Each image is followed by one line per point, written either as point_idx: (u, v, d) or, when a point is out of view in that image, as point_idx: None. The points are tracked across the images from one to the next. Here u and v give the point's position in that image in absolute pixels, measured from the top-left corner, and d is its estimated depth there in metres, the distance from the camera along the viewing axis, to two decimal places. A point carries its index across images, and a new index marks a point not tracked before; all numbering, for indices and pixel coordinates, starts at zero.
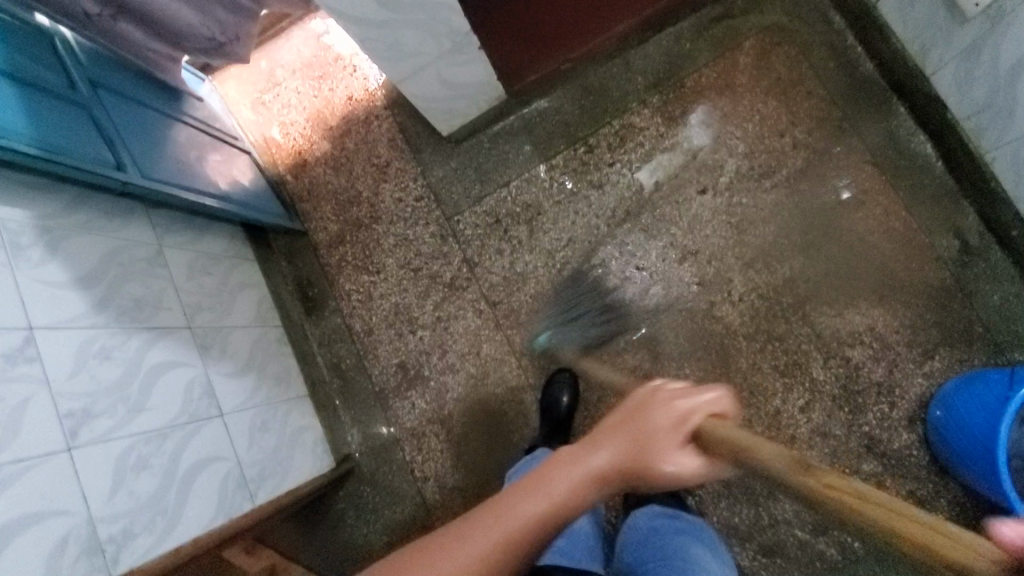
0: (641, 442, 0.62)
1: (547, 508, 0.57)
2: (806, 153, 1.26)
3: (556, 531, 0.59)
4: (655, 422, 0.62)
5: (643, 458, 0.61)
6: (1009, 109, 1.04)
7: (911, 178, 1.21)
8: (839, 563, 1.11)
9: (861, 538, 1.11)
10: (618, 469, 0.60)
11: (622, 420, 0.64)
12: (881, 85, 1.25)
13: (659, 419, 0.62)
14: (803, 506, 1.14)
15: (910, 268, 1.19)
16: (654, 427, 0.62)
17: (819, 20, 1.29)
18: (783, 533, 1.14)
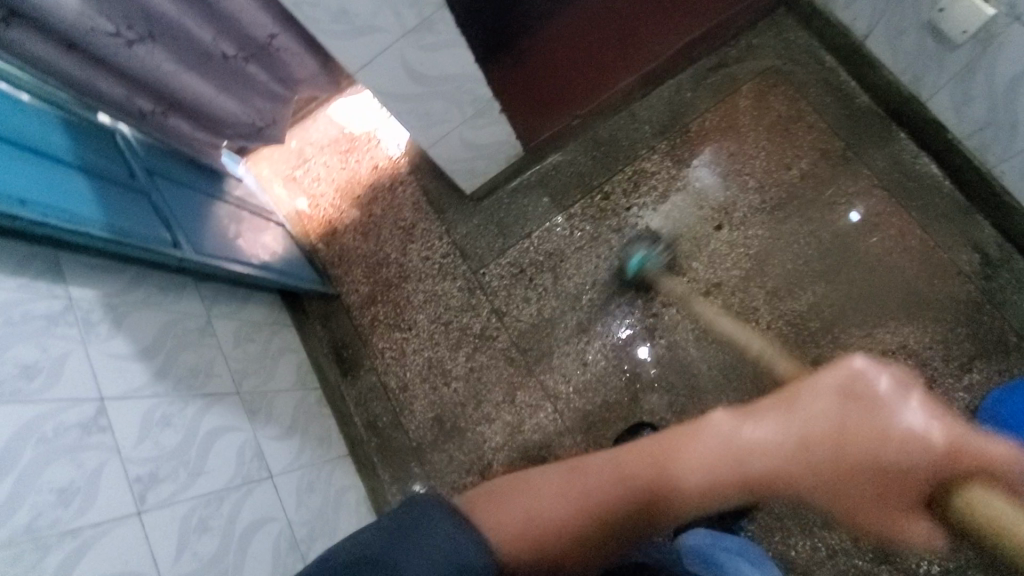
0: (649, 485, 0.64)
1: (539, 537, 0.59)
2: (815, 183, 1.31)
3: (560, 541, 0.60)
4: (671, 478, 0.64)
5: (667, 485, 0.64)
6: (1010, 124, 1.08)
7: (921, 198, 1.25)
8: None
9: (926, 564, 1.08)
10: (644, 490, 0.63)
11: (624, 466, 0.65)
12: (878, 115, 1.31)
13: (685, 474, 0.65)
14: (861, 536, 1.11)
15: (936, 284, 1.20)
16: (703, 449, 0.67)
17: (810, 60, 1.37)
18: (843, 567, 1.10)
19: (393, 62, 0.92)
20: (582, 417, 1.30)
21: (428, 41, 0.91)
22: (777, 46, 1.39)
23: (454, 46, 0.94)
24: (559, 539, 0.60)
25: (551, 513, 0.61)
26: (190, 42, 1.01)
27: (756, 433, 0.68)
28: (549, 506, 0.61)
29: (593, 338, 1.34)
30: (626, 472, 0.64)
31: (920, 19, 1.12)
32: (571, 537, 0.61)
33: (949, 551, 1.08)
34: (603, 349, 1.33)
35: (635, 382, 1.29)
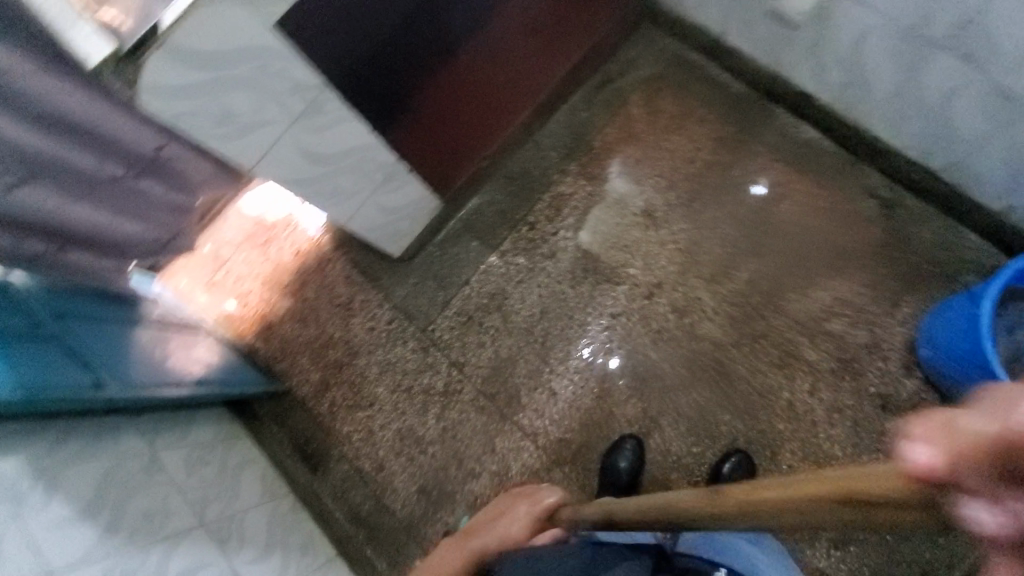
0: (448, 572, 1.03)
1: None
2: (718, 170, 1.39)
3: None
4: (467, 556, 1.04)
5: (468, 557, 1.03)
6: (863, 82, 1.18)
7: (813, 161, 1.35)
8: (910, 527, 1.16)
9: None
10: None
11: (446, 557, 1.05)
12: (755, 97, 1.41)
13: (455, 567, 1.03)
14: None
15: (848, 234, 1.30)
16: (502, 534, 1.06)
17: (683, 60, 1.47)
18: None
19: (287, 147, 0.92)
20: (567, 445, 1.30)
21: (319, 122, 0.92)
22: (649, 53, 1.48)
23: (349, 124, 0.95)
24: None
25: None
26: (74, 171, 0.95)
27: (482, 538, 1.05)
28: None
29: (557, 365, 1.34)
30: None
31: (761, 8, 1.22)
32: None
33: None
34: (570, 373, 1.33)
35: (609, 399, 1.30)
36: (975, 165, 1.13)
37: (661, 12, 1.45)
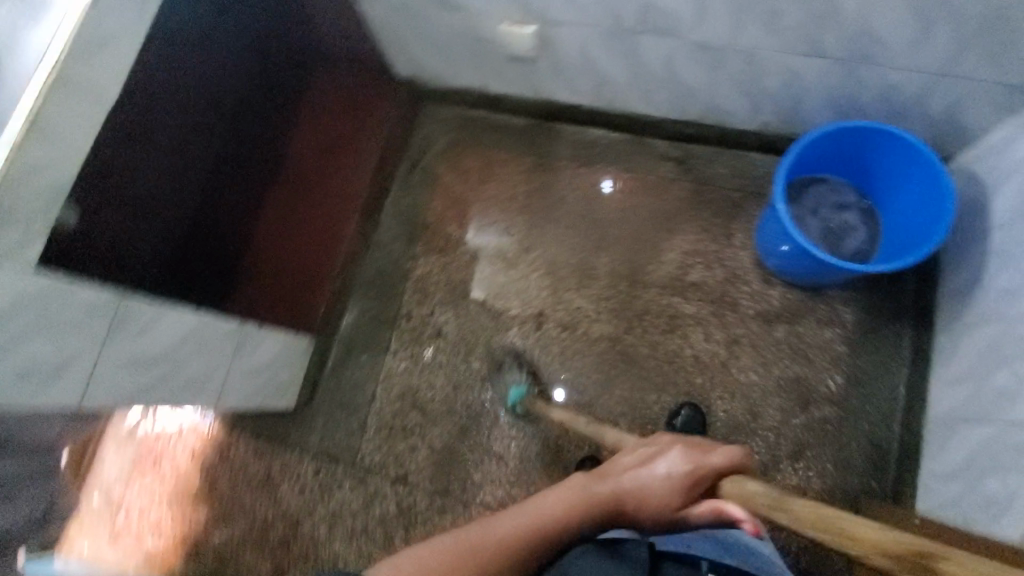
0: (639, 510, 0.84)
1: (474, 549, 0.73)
2: (540, 195, 1.51)
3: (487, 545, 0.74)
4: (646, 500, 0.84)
5: (631, 505, 0.84)
6: (607, 82, 1.32)
7: (608, 154, 1.49)
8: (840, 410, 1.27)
9: (831, 380, 1.29)
10: (532, 530, 0.77)
11: (562, 516, 0.80)
12: (540, 124, 1.54)
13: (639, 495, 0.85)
14: (783, 398, 1.29)
15: (666, 198, 1.45)
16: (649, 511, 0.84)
17: (465, 119, 1.58)
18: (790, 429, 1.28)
19: (114, 366, 0.88)
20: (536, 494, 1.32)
21: (135, 328, 0.90)
22: (434, 125, 1.58)
23: (167, 316, 0.96)
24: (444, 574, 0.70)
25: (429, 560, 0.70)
26: None
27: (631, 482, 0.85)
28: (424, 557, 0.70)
29: (491, 430, 1.36)
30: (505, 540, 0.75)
31: (497, 61, 1.34)
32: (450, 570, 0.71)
33: (835, 359, 1.29)
34: (506, 431, 1.35)
35: (550, 434, 1.34)
36: (726, 106, 1.29)
37: (427, 90, 1.56)
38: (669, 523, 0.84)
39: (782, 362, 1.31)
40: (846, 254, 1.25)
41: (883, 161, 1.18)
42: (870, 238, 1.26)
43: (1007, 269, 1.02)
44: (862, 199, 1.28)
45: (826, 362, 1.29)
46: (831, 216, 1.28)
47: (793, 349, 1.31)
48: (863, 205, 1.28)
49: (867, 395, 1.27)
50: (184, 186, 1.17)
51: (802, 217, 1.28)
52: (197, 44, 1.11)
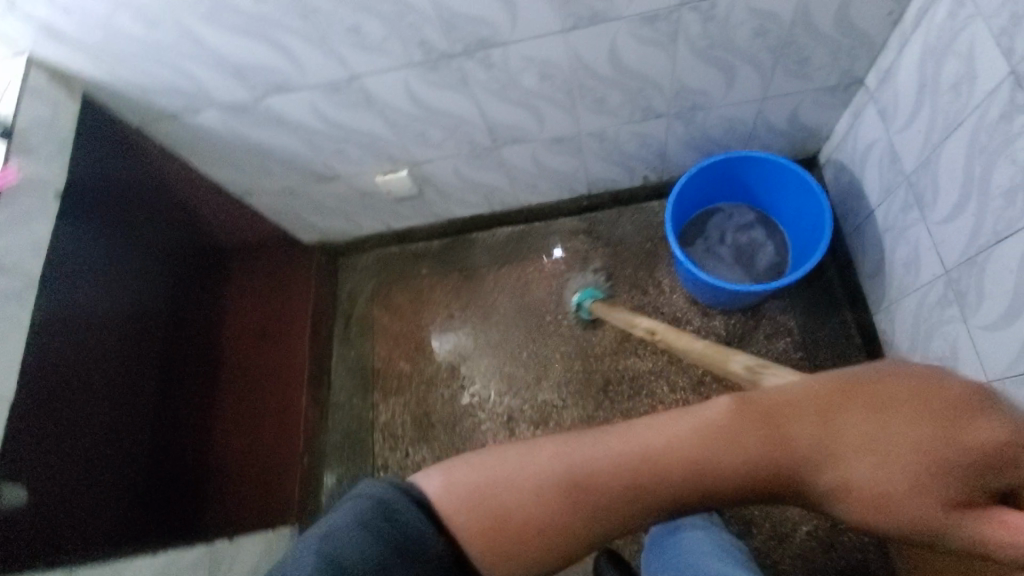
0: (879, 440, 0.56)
1: (588, 478, 0.53)
2: (473, 305, 1.55)
3: (612, 473, 0.53)
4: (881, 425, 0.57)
5: (811, 457, 0.55)
6: (492, 191, 1.40)
7: (523, 246, 1.56)
8: None
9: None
10: (681, 472, 0.53)
11: (776, 403, 0.57)
12: (453, 240, 1.61)
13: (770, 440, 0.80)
14: None
15: (588, 269, 1.50)
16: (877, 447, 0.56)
17: (384, 259, 1.65)
18: None
19: None
20: None
21: None
22: (360, 274, 1.65)
23: (128, 569, 0.93)
24: (533, 494, 0.53)
25: (532, 497, 0.53)
26: None
27: (835, 402, 0.57)
28: (525, 478, 0.54)
29: None
30: (630, 476, 0.53)
31: (387, 206, 1.42)
32: (539, 501, 0.53)
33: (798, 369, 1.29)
34: None
35: None
36: (605, 176, 1.37)
37: (343, 246, 1.63)
38: (844, 491, 0.56)
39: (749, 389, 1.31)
40: (761, 271, 1.28)
41: (757, 180, 1.24)
42: (779, 249, 1.29)
43: (897, 242, 1.05)
44: (759, 215, 1.32)
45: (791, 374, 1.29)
46: (735, 241, 1.32)
47: None
48: (762, 221, 1.33)
49: None
50: (122, 400, 1.23)
51: (711, 249, 1.32)
52: (101, 283, 1.19)
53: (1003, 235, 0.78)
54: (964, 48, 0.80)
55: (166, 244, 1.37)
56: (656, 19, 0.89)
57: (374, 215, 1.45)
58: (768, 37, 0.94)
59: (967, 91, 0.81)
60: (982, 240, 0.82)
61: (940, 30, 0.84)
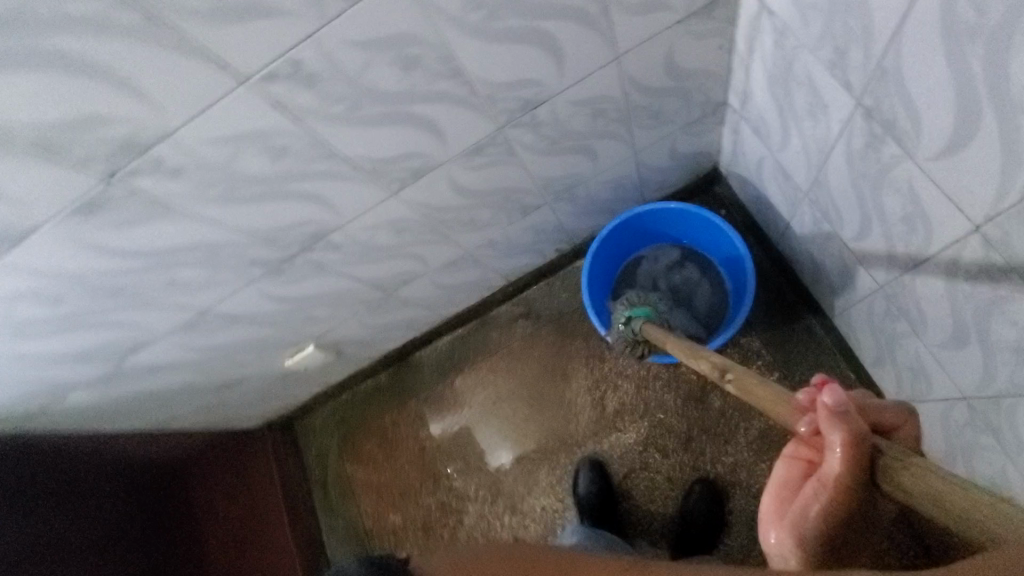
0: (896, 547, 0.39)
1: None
2: (440, 428, 1.46)
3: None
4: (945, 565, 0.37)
5: None
6: (412, 320, 1.31)
7: (467, 351, 1.47)
8: None
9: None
10: None
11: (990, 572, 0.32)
12: (399, 368, 1.52)
13: (846, 474, 0.56)
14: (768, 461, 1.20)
15: (539, 353, 1.42)
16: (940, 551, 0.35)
17: (338, 410, 1.56)
18: None
19: None
20: None
21: None
22: (319, 434, 1.56)
23: None
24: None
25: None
26: None
27: None
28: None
29: None
30: None
31: (313, 374, 1.33)
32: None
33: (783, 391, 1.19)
34: None
35: None
36: (517, 265, 1.29)
37: (292, 414, 1.54)
38: None
39: (740, 428, 1.23)
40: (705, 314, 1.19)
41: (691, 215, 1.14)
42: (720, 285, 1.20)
43: (823, 254, 0.97)
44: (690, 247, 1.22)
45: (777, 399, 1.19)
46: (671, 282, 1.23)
47: (740, 408, 1.23)
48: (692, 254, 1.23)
49: None
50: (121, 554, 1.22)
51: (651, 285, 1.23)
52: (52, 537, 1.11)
53: (920, 257, 0.70)
54: (804, 76, 0.72)
55: (126, 483, 1.29)
56: (484, 148, 0.82)
57: (306, 385, 1.37)
58: (608, 114, 0.87)
59: (823, 116, 0.73)
60: (902, 260, 0.74)
61: (773, 60, 0.76)
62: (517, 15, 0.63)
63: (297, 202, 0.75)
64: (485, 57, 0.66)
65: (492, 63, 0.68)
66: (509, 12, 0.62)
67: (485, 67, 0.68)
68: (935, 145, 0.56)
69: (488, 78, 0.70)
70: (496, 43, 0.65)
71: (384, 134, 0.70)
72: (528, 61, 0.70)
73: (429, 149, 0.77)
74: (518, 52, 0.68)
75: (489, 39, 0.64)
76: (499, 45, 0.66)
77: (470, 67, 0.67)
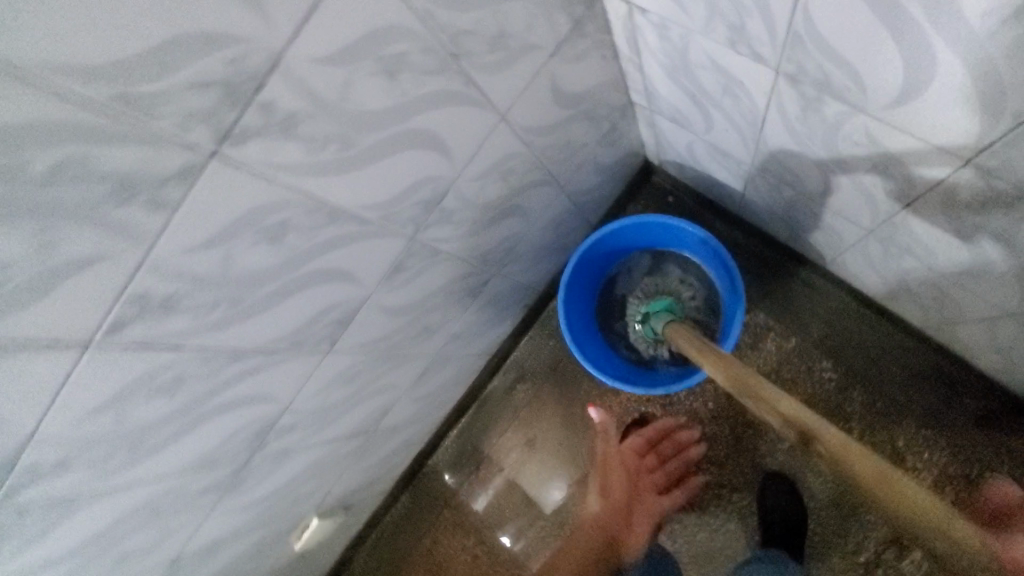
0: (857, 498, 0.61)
1: None
2: (483, 530, 1.32)
3: None
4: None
5: None
6: (410, 439, 1.20)
7: (477, 439, 1.36)
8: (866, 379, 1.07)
9: (823, 371, 1.10)
10: None
11: None
12: (417, 482, 1.39)
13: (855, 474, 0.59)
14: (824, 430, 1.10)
15: (549, 411, 1.30)
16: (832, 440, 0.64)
17: (371, 555, 1.41)
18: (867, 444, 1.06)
19: None
20: None
21: None
22: None
23: None
24: None
25: None
26: None
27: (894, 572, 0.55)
28: None
29: None
30: None
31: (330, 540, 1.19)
32: None
33: (805, 355, 1.12)
34: None
35: None
36: (491, 338, 1.19)
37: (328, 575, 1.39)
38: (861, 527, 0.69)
39: (782, 408, 1.13)
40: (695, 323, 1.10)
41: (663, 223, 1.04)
42: (707, 290, 1.10)
43: (793, 213, 0.90)
44: (668, 251, 1.12)
45: (805, 365, 1.12)
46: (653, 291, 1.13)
47: (773, 386, 1.14)
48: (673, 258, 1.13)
49: (860, 345, 1.08)
50: None
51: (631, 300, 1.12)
52: None
53: (903, 199, 0.63)
54: (703, 61, 0.65)
55: None
56: (405, 263, 0.72)
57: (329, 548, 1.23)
58: (518, 170, 0.79)
59: (743, 91, 0.66)
60: (883, 203, 0.67)
61: (665, 54, 0.69)
62: (380, 131, 0.53)
63: (227, 411, 0.64)
64: (364, 186, 0.56)
65: (375, 188, 0.58)
66: (369, 132, 0.52)
67: (369, 194, 0.58)
68: (886, 95, 0.49)
69: (378, 202, 0.60)
70: (369, 168, 0.55)
71: (288, 307, 0.60)
72: (412, 165, 0.60)
73: (346, 294, 0.66)
74: (397, 164, 0.58)
75: (359, 168, 0.54)
76: (374, 168, 0.56)
77: (352, 203, 0.57)
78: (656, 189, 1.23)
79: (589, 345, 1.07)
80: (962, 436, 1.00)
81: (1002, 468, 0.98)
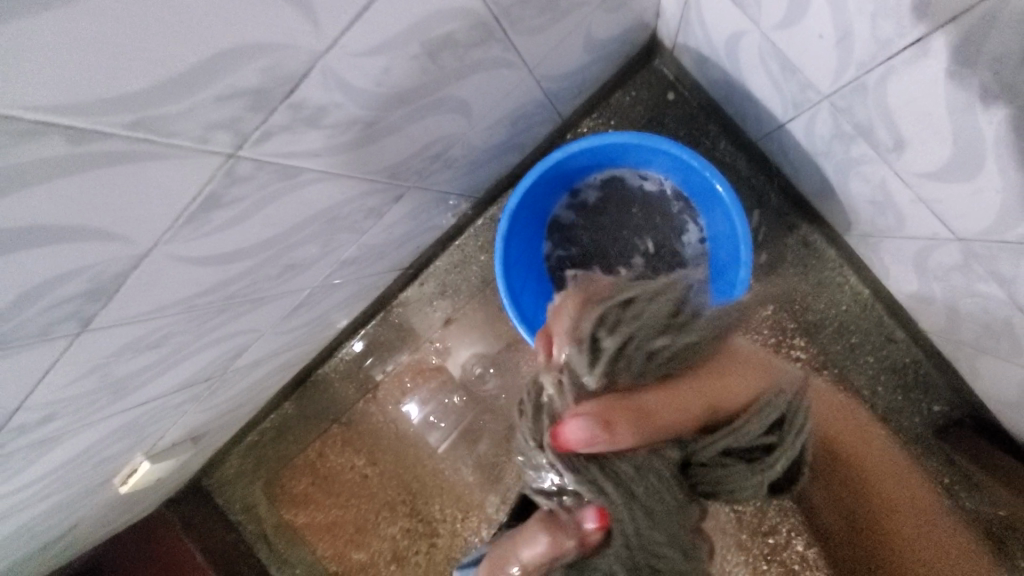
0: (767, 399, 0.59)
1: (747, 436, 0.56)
2: (369, 457, 1.13)
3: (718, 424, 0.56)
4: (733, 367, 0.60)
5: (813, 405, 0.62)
6: (288, 363, 0.94)
7: (376, 356, 1.12)
8: (836, 365, 0.90)
9: (792, 349, 0.91)
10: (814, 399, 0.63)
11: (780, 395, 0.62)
12: (304, 390, 1.15)
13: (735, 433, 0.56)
14: None
15: (467, 338, 1.09)
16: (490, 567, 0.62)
17: (231, 471, 1.19)
18: None
19: None
20: None
21: None
22: (216, 506, 1.19)
23: None
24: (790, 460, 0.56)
25: None
26: None
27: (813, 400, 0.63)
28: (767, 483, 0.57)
29: None
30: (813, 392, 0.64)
31: (177, 469, 0.96)
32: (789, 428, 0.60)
33: (777, 322, 0.91)
34: None
35: None
36: (403, 256, 0.89)
37: (193, 475, 1.16)
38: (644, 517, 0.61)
39: None
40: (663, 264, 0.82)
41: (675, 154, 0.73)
42: (694, 230, 0.82)
43: (847, 174, 0.63)
44: (678, 190, 0.82)
45: (774, 335, 0.91)
46: (612, 209, 0.84)
47: None
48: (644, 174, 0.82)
49: (840, 326, 0.90)
50: None
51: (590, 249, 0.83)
52: None
53: None
54: None
55: None
56: (232, 194, 0.39)
57: (184, 472, 1.01)
58: (470, 38, 0.45)
59: None
60: None
61: None
62: None
63: None
64: (7, 60, 0.22)
65: (55, 65, 0.23)
66: None
67: (39, 77, 0.23)
68: None
69: (91, 98, 0.26)
70: (10, 18, 0.21)
71: None
72: (179, 14, 0.26)
73: (93, 255, 0.34)
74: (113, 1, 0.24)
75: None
76: (27, 15, 0.21)
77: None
78: (655, 80, 0.89)
79: (522, 276, 0.78)
80: (912, 440, 0.89)
81: (940, 478, 0.88)
